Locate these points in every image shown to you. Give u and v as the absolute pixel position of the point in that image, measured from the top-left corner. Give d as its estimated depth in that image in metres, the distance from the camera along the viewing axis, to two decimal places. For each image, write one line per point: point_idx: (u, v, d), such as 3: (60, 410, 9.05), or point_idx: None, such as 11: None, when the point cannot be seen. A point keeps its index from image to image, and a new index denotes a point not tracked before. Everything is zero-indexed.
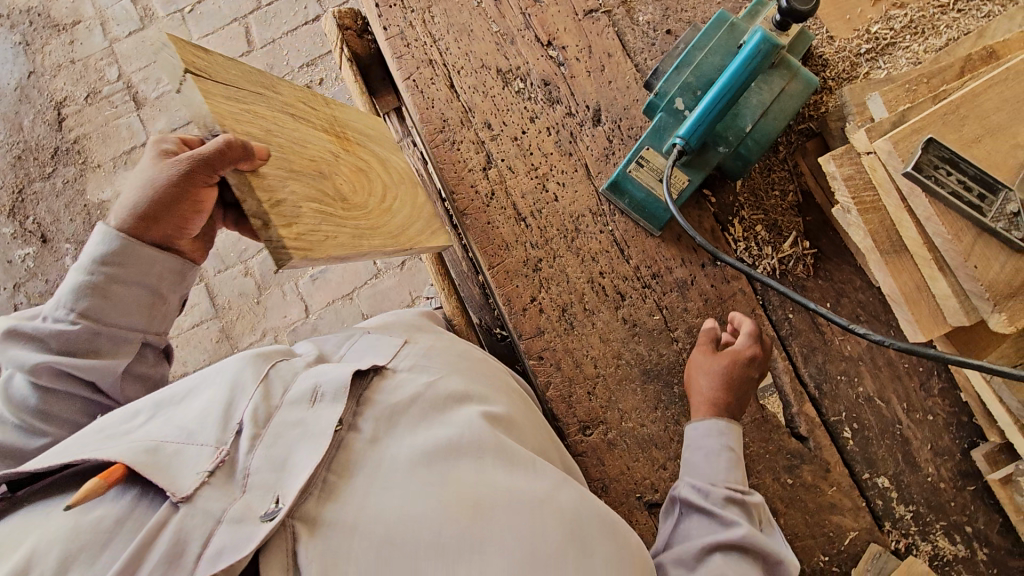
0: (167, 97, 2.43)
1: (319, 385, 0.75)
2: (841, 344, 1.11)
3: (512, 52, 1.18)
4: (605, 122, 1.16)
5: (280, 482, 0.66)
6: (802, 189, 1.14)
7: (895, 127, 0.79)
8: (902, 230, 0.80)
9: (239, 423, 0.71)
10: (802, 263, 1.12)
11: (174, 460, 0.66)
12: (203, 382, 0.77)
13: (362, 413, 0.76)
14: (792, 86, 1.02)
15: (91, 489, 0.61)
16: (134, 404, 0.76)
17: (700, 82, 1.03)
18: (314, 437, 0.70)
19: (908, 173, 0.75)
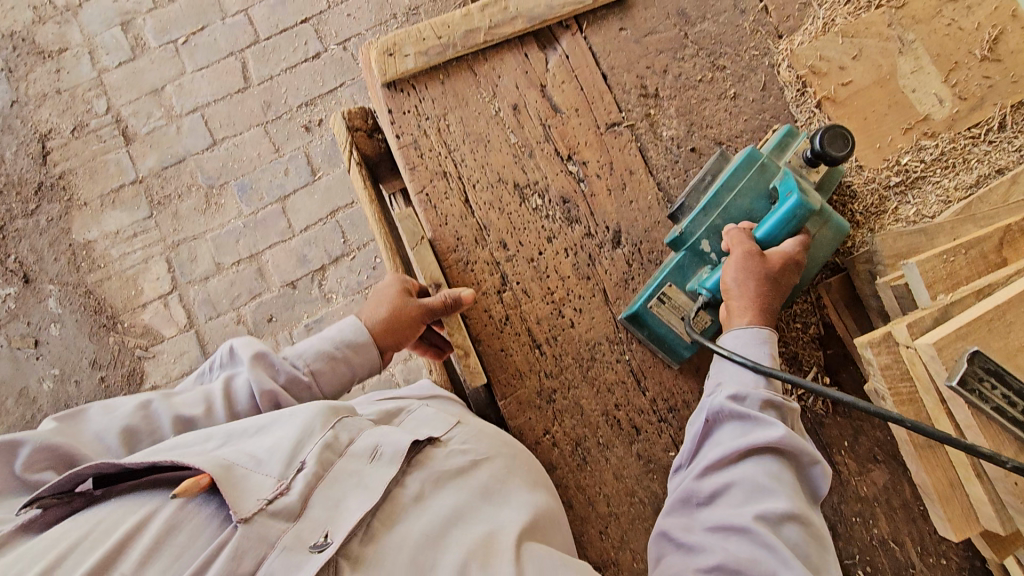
0: (158, 133, 2.34)
1: (379, 444, 0.86)
2: (856, 483, 1.09)
3: (530, 165, 1.13)
4: (625, 245, 1.12)
5: (330, 519, 0.75)
6: (824, 321, 1.10)
7: (937, 325, 0.77)
8: (939, 428, 0.78)
9: (303, 461, 0.81)
10: (821, 400, 1.10)
11: (244, 481, 0.76)
12: (274, 423, 0.87)
13: (410, 473, 0.85)
14: (822, 234, 1.01)
15: (185, 488, 0.72)
16: (218, 426, 0.88)
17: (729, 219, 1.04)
18: (369, 488, 0.79)
19: (952, 385, 0.72)
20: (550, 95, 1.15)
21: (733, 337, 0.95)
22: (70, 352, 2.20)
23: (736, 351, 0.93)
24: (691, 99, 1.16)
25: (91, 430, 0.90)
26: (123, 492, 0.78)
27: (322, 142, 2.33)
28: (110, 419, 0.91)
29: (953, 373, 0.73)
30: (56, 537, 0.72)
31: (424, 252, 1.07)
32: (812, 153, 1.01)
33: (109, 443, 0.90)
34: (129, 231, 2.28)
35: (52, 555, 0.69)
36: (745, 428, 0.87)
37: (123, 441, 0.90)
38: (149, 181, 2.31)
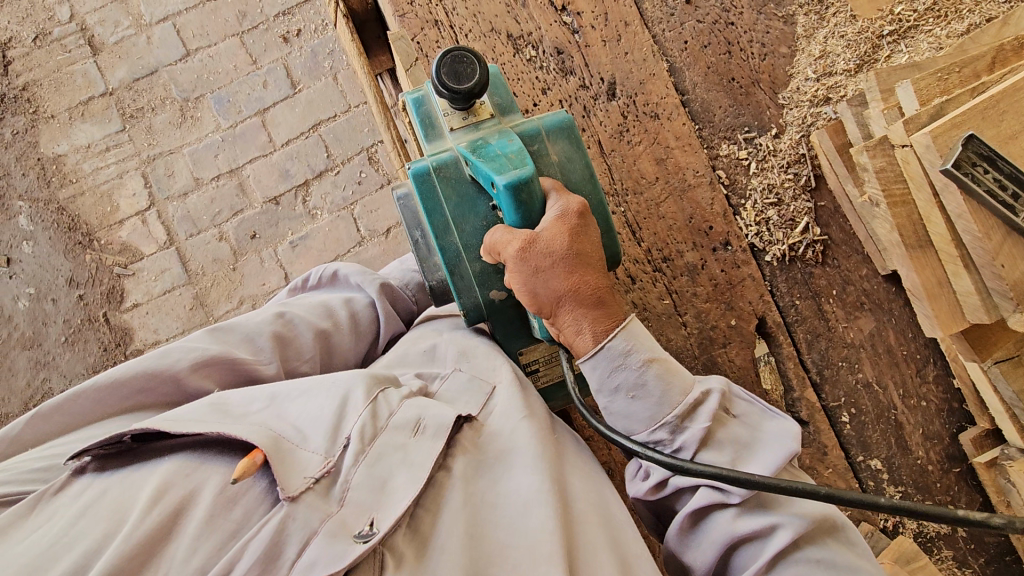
0: (127, 42, 2.24)
1: (422, 417, 0.84)
2: (844, 330, 1.11)
3: (523, 16, 1.11)
4: (620, 97, 1.11)
5: (376, 506, 0.75)
6: (815, 171, 1.11)
7: (934, 120, 0.92)
8: (931, 225, 0.93)
9: (347, 437, 0.80)
10: (812, 250, 1.11)
11: (290, 457, 0.77)
12: (316, 389, 0.86)
13: (454, 456, 0.83)
14: (445, 174, 0.92)
15: (244, 469, 0.72)
16: (254, 389, 0.88)
17: (459, 200, 0.91)
18: (415, 467, 0.79)
19: (946, 169, 0.87)
20: None
21: (598, 368, 0.81)
22: (44, 270, 2.13)
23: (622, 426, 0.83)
24: None
25: (238, 332, 0.98)
26: (171, 449, 0.78)
27: (301, 54, 2.26)
28: (256, 326, 1.00)
29: (948, 159, 0.87)
30: (115, 494, 0.74)
31: (417, 74, 1.07)
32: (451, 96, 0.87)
33: (261, 345, 0.98)
34: (101, 145, 2.20)
35: (111, 514, 0.72)
36: (755, 543, 0.75)
37: (275, 344, 0.99)
38: (120, 93, 2.22)
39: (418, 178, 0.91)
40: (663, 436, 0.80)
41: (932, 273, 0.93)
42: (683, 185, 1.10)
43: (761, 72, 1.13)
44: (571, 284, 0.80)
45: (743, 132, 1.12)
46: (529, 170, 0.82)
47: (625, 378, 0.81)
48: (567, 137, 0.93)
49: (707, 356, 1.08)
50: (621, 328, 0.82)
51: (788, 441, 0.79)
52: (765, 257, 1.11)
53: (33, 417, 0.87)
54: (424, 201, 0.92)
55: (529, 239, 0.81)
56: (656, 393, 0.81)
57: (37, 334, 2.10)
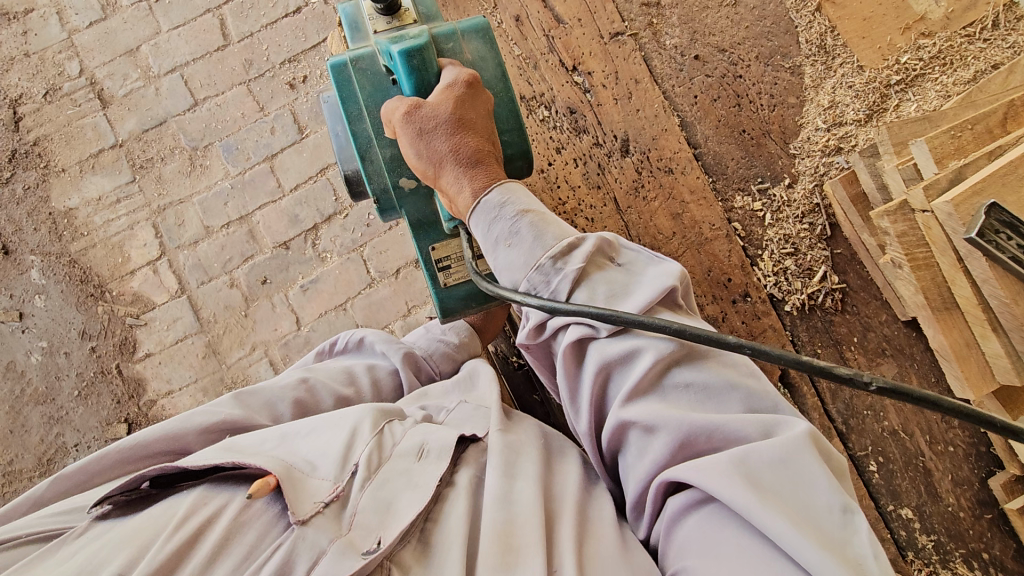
0: (136, 95, 2.27)
1: (425, 442, 0.83)
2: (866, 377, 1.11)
3: (536, 77, 1.13)
4: (633, 153, 1.12)
5: (382, 525, 0.73)
6: (830, 220, 1.12)
7: (952, 186, 0.95)
8: (955, 288, 0.96)
9: (356, 464, 0.79)
10: (831, 298, 1.11)
11: (299, 484, 0.76)
12: (324, 424, 0.87)
13: (457, 471, 0.81)
14: (362, 65, 0.93)
15: (261, 486, 0.72)
16: (263, 432, 0.88)
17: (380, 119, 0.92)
18: (419, 488, 0.77)
19: (970, 238, 0.91)
20: (552, 7, 1.15)
21: (479, 219, 0.76)
22: (57, 322, 2.14)
23: (501, 275, 0.77)
24: (692, 8, 1.18)
25: (261, 397, 0.99)
26: (190, 484, 0.78)
27: (307, 99, 2.28)
28: (280, 391, 1.01)
29: (971, 227, 0.91)
30: (136, 529, 0.72)
31: None
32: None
33: (282, 411, 0.99)
34: (112, 196, 2.22)
35: (131, 544, 0.70)
36: (623, 367, 0.70)
37: (295, 411, 1.00)
38: (129, 145, 2.24)
39: (335, 71, 0.92)
40: (539, 282, 0.74)
41: (959, 334, 0.97)
42: (700, 239, 1.11)
43: (771, 123, 1.14)
44: (453, 144, 0.77)
45: (756, 184, 1.13)
46: (424, 39, 0.83)
47: (502, 230, 0.75)
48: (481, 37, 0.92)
49: None
50: (498, 184, 0.77)
51: (667, 277, 0.71)
52: (785, 308, 1.11)
53: (56, 479, 0.87)
54: (340, 90, 0.93)
55: (417, 102, 0.79)
56: (546, 253, 0.73)
57: (51, 388, 2.10)
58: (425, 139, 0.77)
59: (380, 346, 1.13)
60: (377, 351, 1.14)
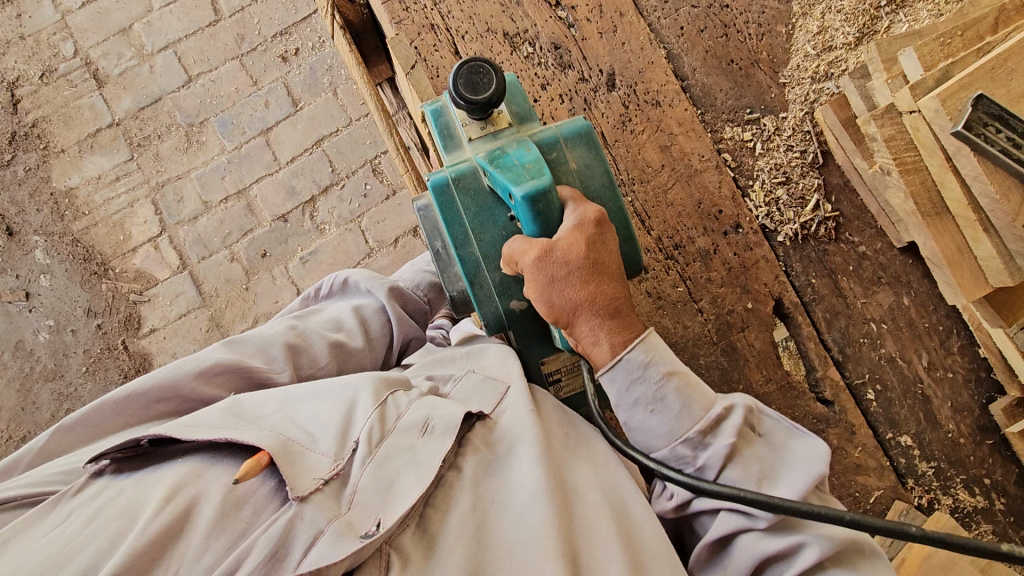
0: (130, 73, 2.28)
1: (429, 418, 0.84)
2: (863, 307, 1.10)
3: (519, 14, 1.11)
4: (620, 87, 1.11)
5: (381, 506, 0.75)
6: (822, 148, 1.10)
7: (940, 84, 0.94)
8: (946, 190, 0.95)
9: (356, 440, 0.81)
10: (824, 227, 1.10)
11: (298, 460, 0.77)
12: (325, 393, 0.88)
13: (463, 454, 0.83)
14: (464, 184, 0.89)
15: (248, 471, 0.73)
16: (266, 392, 0.90)
17: (477, 209, 0.89)
18: (422, 466, 0.79)
19: (957, 131, 0.90)
20: None
21: (618, 376, 0.79)
22: (63, 301, 2.17)
23: (615, 384, 0.79)
24: None
25: (251, 343, 0.98)
26: (184, 453, 0.79)
27: (301, 72, 2.29)
28: (271, 337, 1.00)
29: (959, 121, 0.91)
30: (131, 498, 0.74)
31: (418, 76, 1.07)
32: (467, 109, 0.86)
33: (275, 355, 0.99)
34: (111, 175, 2.24)
35: (127, 511, 0.72)
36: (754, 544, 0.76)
37: (287, 355, 0.99)
38: (126, 123, 2.26)
39: (437, 190, 0.88)
40: (686, 452, 0.79)
41: (950, 239, 0.96)
42: (690, 171, 1.10)
43: (760, 52, 1.12)
44: (587, 292, 0.77)
45: (745, 114, 1.12)
46: (546, 180, 0.79)
47: (643, 391, 0.79)
48: (584, 141, 0.91)
49: (726, 340, 1.07)
50: (640, 339, 0.79)
51: (816, 462, 0.76)
52: (778, 238, 1.10)
53: (56, 430, 0.88)
54: (443, 212, 0.89)
55: (546, 244, 0.77)
56: (676, 407, 0.79)
57: (59, 365, 2.14)
58: (556, 289, 0.76)
59: (365, 286, 1.13)
60: (363, 292, 1.14)
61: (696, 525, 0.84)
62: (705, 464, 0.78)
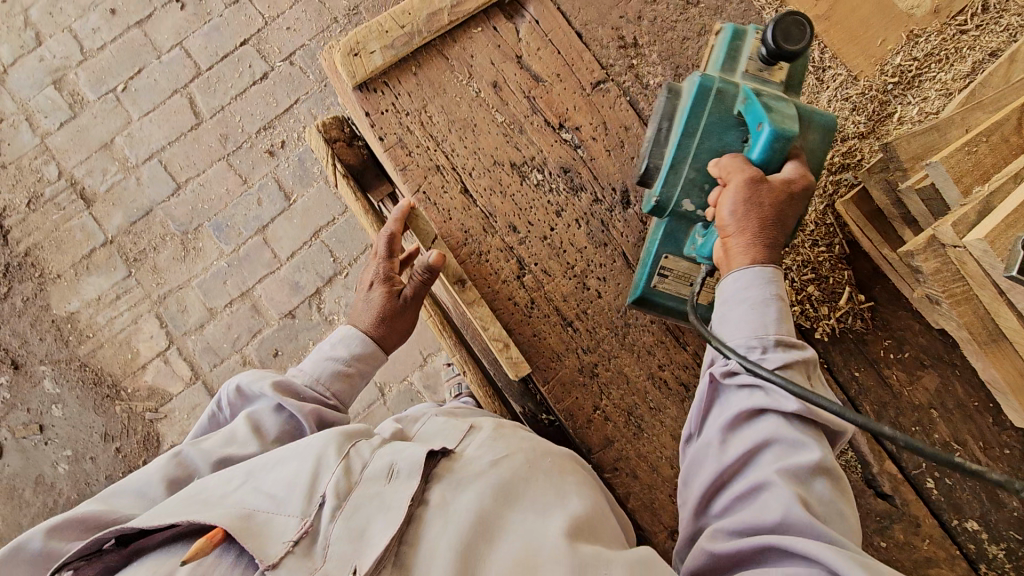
0: (118, 188, 2.25)
1: (394, 463, 0.77)
2: (910, 393, 1.08)
3: (523, 141, 1.09)
4: (635, 203, 1.08)
5: (356, 553, 0.68)
6: (847, 239, 1.09)
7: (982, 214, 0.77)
8: (1001, 319, 0.77)
9: (322, 495, 0.73)
10: (860, 318, 1.08)
11: (263, 527, 0.70)
12: (286, 454, 0.80)
13: (431, 486, 0.76)
14: (725, 95, 0.91)
15: (198, 550, 0.66)
16: (229, 469, 0.81)
17: (718, 120, 0.91)
18: (391, 509, 0.72)
19: (1011, 276, 0.72)
20: (528, 66, 1.11)
21: (740, 278, 0.83)
22: (78, 429, 2.12)
23: (739, 292, 0.83)
24: (673, 43, 1.13)
25: (126, 492, 0.82)
26: (157, 547, 0.72)
27: (289, 165, 2.26)
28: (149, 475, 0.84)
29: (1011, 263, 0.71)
30: None
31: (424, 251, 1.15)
32: (766, 51, 0.92)
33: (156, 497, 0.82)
34: (111, 294, 2.20)
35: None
36: (790, 450, 0.75)
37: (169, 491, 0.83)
38: (120, 240, 2.22)
39: (699, 84, 0.91)
40: (758, 353, 0.80)
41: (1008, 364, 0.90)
42: None
43: None
44: (763, 222, 0.83)
45: None
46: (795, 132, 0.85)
47: (756, 295, 0.83)
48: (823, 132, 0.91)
49: None
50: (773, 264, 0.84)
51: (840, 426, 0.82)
52: (816, 335, 1.08)
53: None
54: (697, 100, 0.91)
55: (758, 175, 0.84)
56: (766, 318, 0.82)
57: (82, 496, 2.09)
58: (755, 204, 0.82)
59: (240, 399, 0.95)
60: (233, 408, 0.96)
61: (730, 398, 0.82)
62: (769, 358, 0.79)
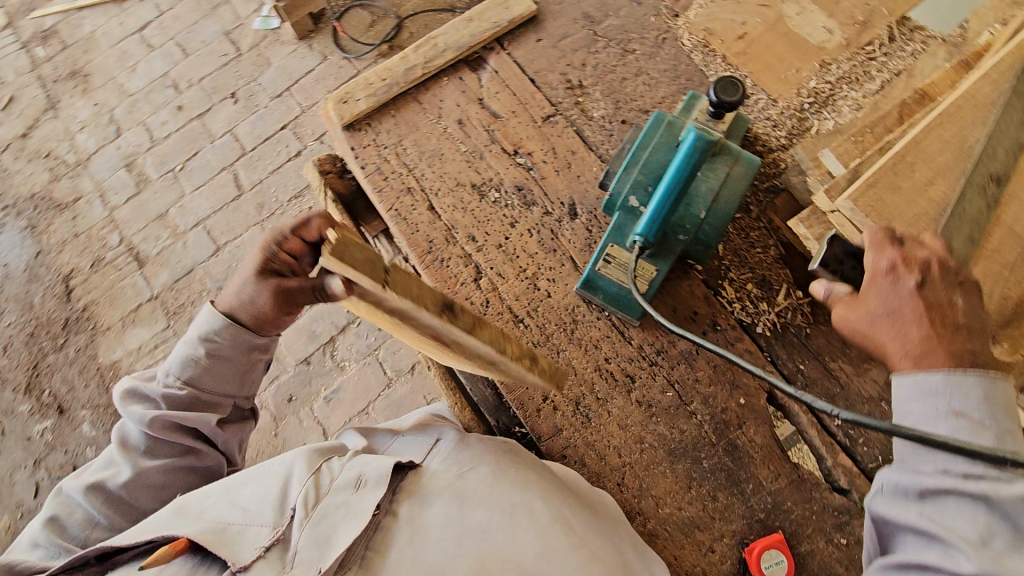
0: (167, 251, 2.55)
1: (362, 473, 0.95)
2: (859, 385, 1.08)
3: (483, 166, 1.26)
4: (581, 214, 1.21)
5: (321, 556, 0.85)
6: (782, 241, 1.16)
7: (850, 185, 0.97)
8: None
9: (292, 508, 0.92)
10: (800, 312, 1.13)
11: (237, 537, 0.88)
12: (262, 473, 1.00)
13: (398, 500, 0.94)
14: (674, 124, 1.09)
15: (162, 555, 0.83)
16: (208, 487, 1.00)
17: (666, 142, 1.09)
18: (354, 515, 0.89)
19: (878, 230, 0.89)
20: (489, 106, 1.31)
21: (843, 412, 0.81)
22: None
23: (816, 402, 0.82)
24: (613, 82, 1.31)
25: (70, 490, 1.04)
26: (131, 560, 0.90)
27: None
28: (78, 482, 1.04)
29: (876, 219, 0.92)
30: None
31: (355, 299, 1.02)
32: (712, 106, 1.09)
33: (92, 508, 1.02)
34: (150, 344, 2.42)
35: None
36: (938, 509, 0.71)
37: (52, 531, 0.99)
38: (164, 295, 2.49)
39: (656, 116, 1.11)
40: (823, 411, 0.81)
41: None
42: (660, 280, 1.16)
43: None
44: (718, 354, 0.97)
45: None
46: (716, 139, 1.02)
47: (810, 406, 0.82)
48: (750, 162, 1.06)
49: (726, 440, 1.07)
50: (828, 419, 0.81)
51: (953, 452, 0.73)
52: (758, 329, 1.12)
53: None
54: (652, 124, 1.11)
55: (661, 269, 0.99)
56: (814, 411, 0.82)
57: None
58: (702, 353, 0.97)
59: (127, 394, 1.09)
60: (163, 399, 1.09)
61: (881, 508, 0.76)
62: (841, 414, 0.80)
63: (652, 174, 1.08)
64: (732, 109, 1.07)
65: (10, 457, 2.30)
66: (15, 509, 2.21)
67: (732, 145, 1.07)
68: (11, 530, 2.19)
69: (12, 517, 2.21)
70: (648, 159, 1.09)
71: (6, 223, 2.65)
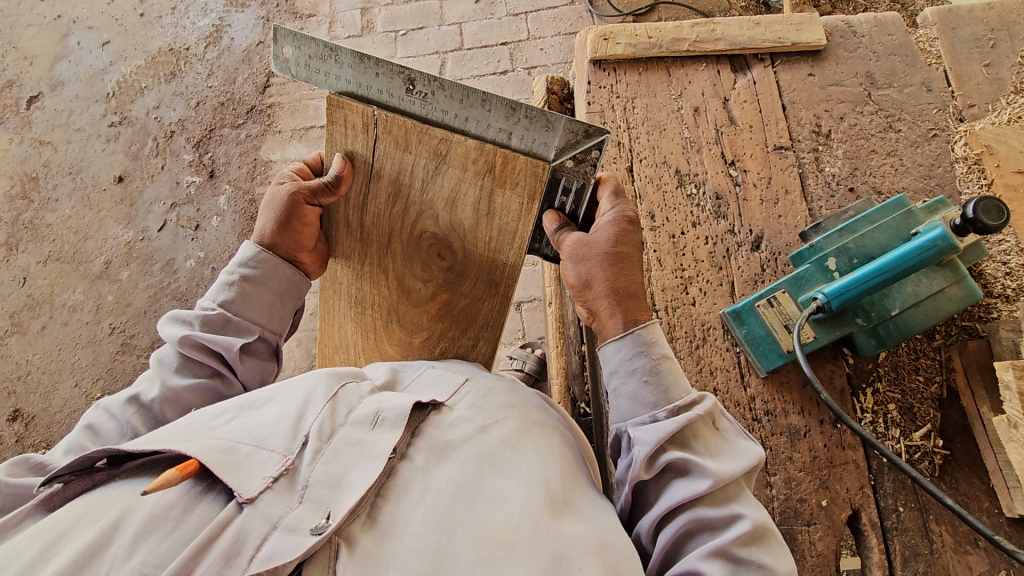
0: None
1: (381, 411, 0.81)
2: (950, 562, 0.98)
3: (695, 159, 1.25)
4: (763, 251, 1.18)
5: (332, 500, 0.70)
6: (948, 385, 1.08)
7: None
8: None
9: (307, 435, 0.77)
10: (929, 460, 1.04)
11: (245, 460, 0.72)
12: (281, 394, 0.85)
13: (415, 445, 0.79)
14: (912, 218, 1.06)
15: (167, 479, 0.66)
16: (220, 404, 0.85)
17: (894, 233, 1.05)
18: (370, 459, 0.74)
19: None
20: (730, 109, 1.29)
21: (617, 352, 0.90)
22: (218, 242, 2.48)
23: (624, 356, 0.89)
24: (860, 148, 1.25)
25: (161, 355, 1.01)
26: (126, 476, 0.73)
27: None
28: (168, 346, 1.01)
29: None
30: (90, 510, 0.67)
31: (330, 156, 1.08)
32: (961, 220, 1.01)
33: (166, 358, 1.00)
34: None
35: (39, 537, 0.64)
36: (679, 477, 0.80)
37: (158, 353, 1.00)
38: None
39: (897, 200, 1.08)
40: (653, 415, 0.84)
41: None
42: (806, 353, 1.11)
43: None
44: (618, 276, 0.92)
45: None
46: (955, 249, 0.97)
47: (641, 365, 0.88)
48: (969, 296, 1.01)
49: (787, 527, 1.02)
50: (634, 334, 0.89)
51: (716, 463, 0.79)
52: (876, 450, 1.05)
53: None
54: (892, 206, 1.08)
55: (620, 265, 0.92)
56: (658, 387, 0.86)
57: (189, 291, 2.41)
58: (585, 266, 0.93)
59: (234, 267, 1.06)
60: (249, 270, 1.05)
61: (663, 489, 0.81)
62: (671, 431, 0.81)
63: (867, 251, 1.05)
64: (985, 233, 0.99)
65: (157, 190, 2.58)
66: (140, 232, 2.51)
67: (960, 265, 1.02)
68: (130, 247, 2.50)
69: (135, 237, 2.51)
70: (869, 236, 1.06)
71: (250, 5, 2.94)
